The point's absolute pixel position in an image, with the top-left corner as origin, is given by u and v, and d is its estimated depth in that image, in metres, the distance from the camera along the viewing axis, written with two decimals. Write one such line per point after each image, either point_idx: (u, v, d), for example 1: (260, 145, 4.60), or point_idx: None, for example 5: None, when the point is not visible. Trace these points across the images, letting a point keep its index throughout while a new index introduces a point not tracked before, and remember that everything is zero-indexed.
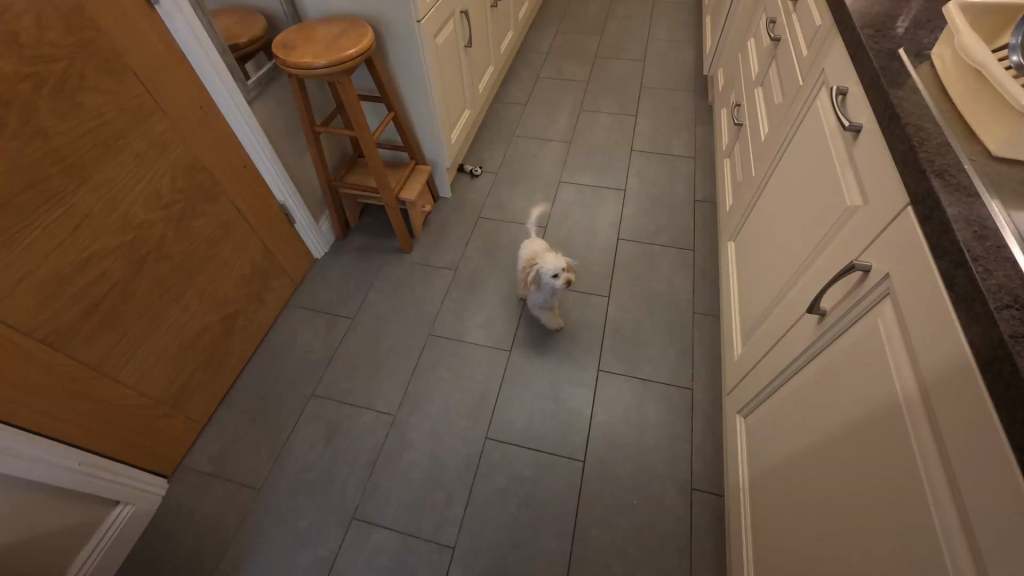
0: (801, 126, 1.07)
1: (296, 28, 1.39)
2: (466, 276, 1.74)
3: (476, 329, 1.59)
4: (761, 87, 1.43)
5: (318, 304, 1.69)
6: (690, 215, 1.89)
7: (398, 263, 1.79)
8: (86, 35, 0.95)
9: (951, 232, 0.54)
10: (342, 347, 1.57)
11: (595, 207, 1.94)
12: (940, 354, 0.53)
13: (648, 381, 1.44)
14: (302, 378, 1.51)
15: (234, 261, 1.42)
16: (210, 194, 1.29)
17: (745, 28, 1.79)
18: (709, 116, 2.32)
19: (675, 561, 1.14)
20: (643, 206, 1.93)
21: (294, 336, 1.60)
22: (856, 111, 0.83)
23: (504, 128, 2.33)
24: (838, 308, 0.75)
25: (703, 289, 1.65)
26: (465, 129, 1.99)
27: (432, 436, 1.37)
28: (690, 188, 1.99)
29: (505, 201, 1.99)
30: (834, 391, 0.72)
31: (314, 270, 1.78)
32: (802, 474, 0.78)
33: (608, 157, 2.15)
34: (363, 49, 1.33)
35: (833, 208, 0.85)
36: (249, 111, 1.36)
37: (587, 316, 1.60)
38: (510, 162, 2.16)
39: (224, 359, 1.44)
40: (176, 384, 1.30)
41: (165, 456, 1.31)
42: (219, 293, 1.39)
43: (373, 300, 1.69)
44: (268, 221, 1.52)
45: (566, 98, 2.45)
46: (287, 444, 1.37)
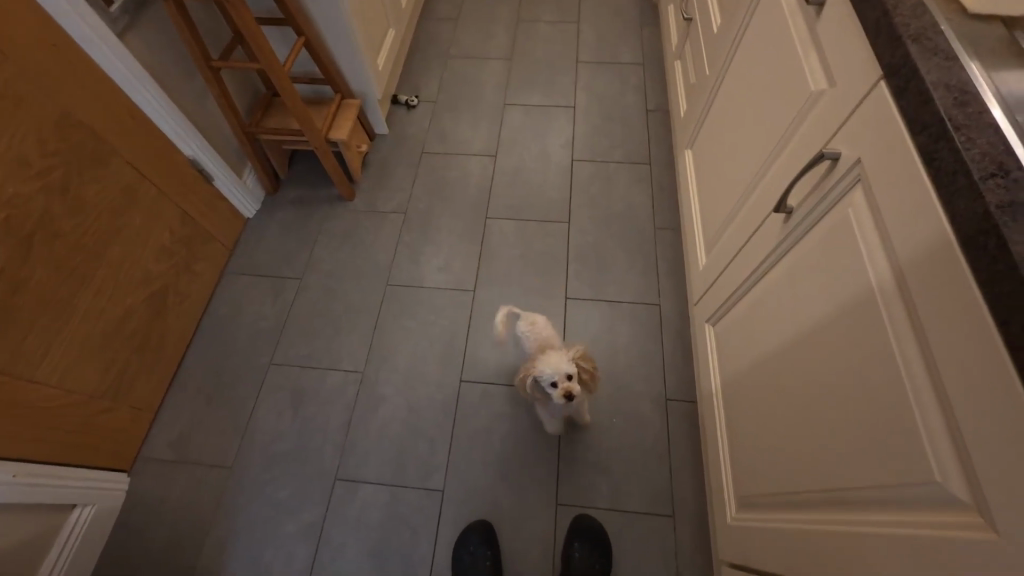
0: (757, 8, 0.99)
1: None
2: (417, 219, 1.62)
3: (436, 272, 1.51)
4: None
5: (259, 268, 1.54)
6: (643, 126, 1.80)
7: (341, 214, 1.64)
8: None
9: (931, 102, 0.49)
10: (294, 310, 1.46)
11: (545, 128, 1.81)
12: (919, 235, 0.50)
13: (617, 304, 1.43)
14: (256, 349, 1.40)
15: (149, 230, 1.24)
16: (97, 154, 1.09)
17: None
18: (654, 15, 2.16)
19: (655, 467, 1.19)
20: (595, 123, 1.82)
21: (238, 306, 1.47)
22: None
23: (436, 48, 2.10)
24: (805, 204, 0.73)
25: (662, 202, 1.61)
26: (391, 52, 1.76)
27: (406, 388, 1.33)
28: (641, 97, 1.88)
29: (448, 131, 1.82)
30: (806, 290, 0.71)
31: (248, 231, 1.62)
32: (775, 372, 0.79)
33: (553, 71, 1.99)
34: None
35: (797, 96, 0.79)
36: (121, 46, 1.12)
37: (550, 246, 1.54)
38: (448, 88, 1.96)
39: (162, 340, 1.31)
40: (111, 375, 1.18)
41: (118, 449, 1.21)
42: (138, 270, 1.23)
43: (320, 257, 1.56)
44: (179, 181, 1.33)
45: (500, 8, 2.22)
46: (251, 419, 1.30)
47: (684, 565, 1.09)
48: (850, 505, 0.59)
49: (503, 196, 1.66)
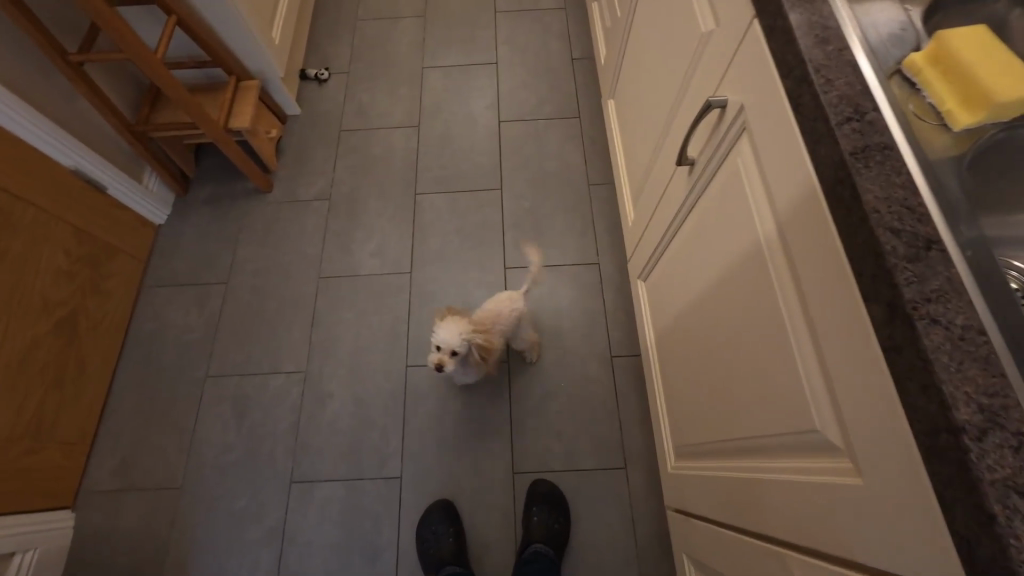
0: None
1: None
2: (343, 203, 1.54)
3: (369, 258, 1.45)
4: None
5: (179, 277, 1.44)
6: (570, 77, 1.72)
7: (260, 208, 1.54)
8: None
9: (794, 42, 0.47)
10: (224, 316, 1.39)
11: (468, 90, 1.72)
12: (791, 186, 0.49)
13: (557, 268, 1.41)
14: (189, 362, 1.33)
15: (37, 257, 1.12)
16: None
17: None
18: None
19: (605, 423, 1.23)
20: (520, 78, 1.73)
21: (162, 320, 1.39)
22: None
23: (342, 11, 1.92)
24: (703, 155, 0.70)
25: (594, 157, 1.57)
26: (287, 22, 1.60)
27: (352, 381, 1.30)
28: (565, 45, 1.79)
29: (366, 103, 1.70)
30: (710, 243, 0.71)
31: (162, 238, 1.50)
32: (692, 326, 0.80)
33: (471, 25, 1.86)
34: None
35: (691, 37, 0.75)
36: None
37: (485, 216, 1.50)
38: (360, 54, 1.82)
39: (83, 368, 1.23)
40: (26, 415, 1.09)
41: (58, 487, 1.16)
42: (35, 299, 1.12)
43: (244, 257, 1.47)
44: (63, 196, 1.20)
45: None
46: (195, 435, 1.26)
47: (638, 511, 1.14)
48: (757, 451, 0.61)
49: (431, 168, 1.58)
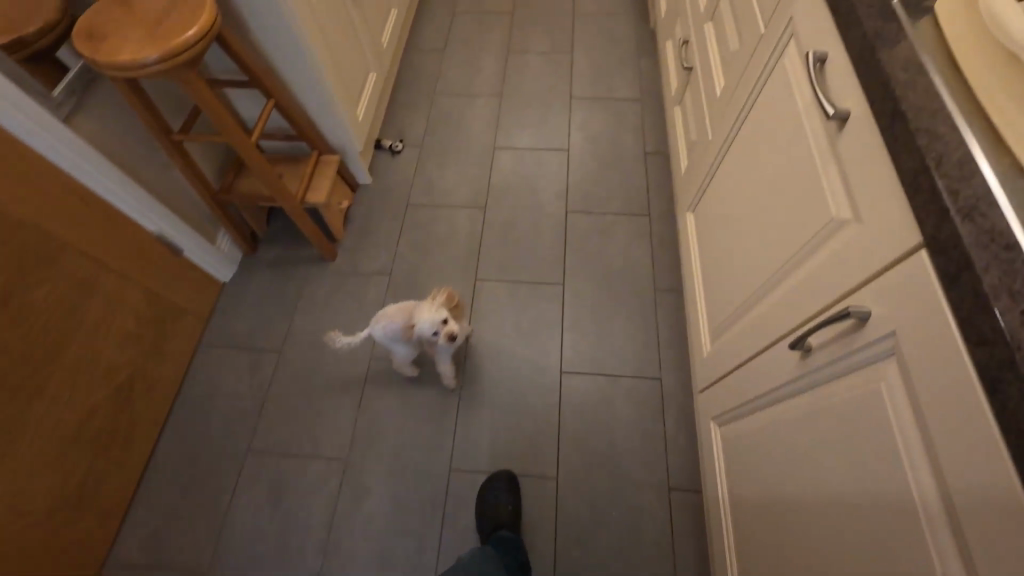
0: (765, 87, 0.89)
1: (108, 3, 1.02)
2: (403, 280, 1.53)
3: None
4: (712, 23, 1.21)
5: (236, 339, 1.45)
6: (642, 172, 1.70)
7: (323, 276, 1.55)
8: None
9: (993, 313, 0.40)
10: (273, 387, 1.37)
11: (537, 175, 1.72)
12: (978, 480, 0.42)
13: (614, 377, 1.35)
14: (233, 433, 1.31)
15: (110, 321, 1.15)
16: (43, 256, 0.99)
17: None
18: (652, 45, 2.05)
19: (658, 567, 1.12)
20: (591, 168, 1.72)
21: (214, 384, 1.38)
22: (840, 89, 0.64)
23: (422, 83, 1.99)
24: (826, 351, 0.64)
25: (662, 259, 1.52)
26: (372, 99, 1.66)
27: (392, 477, 1.25)
28: (639, 138, 1.78)
29: (435, 179, 1.73)
30: (828, 458, 0.64)
31: (225, 296, 1.52)
32: (792, 522, 0.72)
33: (546, 109, 1.89)
34: (207, 28, 1.00)
35: (815, 213, 0.70)
36: (69, 131, 1.02)
37: (544, 310, 1.46)
38: (435, 129, 1.86)
39: (131, 432, 1.23)
40: (73, 483, 1.10)
41: (86, 556, 1.14)
42: (99, 365, 1.13)
43: (300, 326, 1.47)
44: (145, 262, 1.23)
45: (489, 39, 2.12)
46: (228, 513, 1.22)
47: None
48: None
49: (494, 253, 1.57)
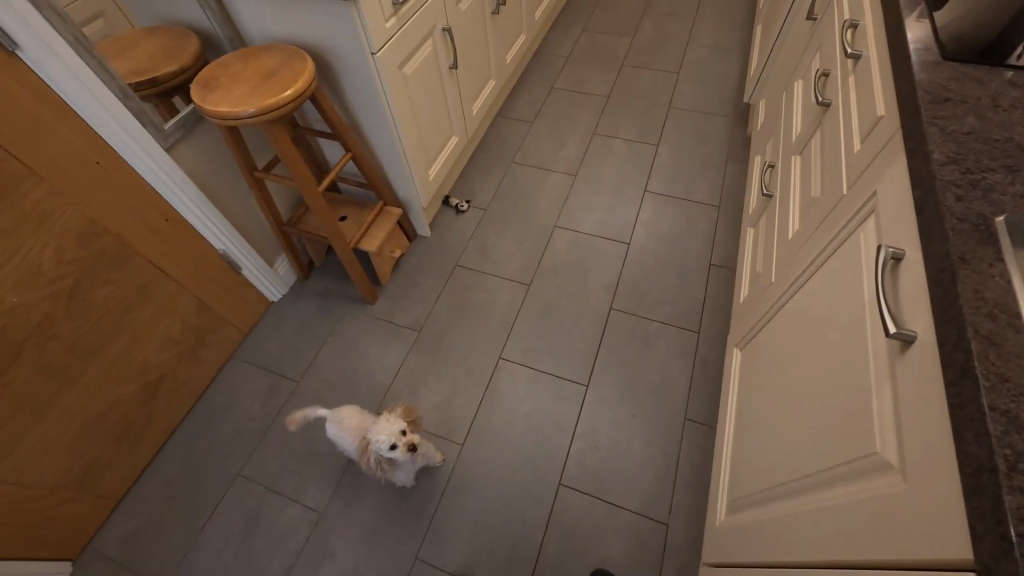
0: (834, 254, 0.79)
1: (232, 57, 1.16)
2: (430, 340, 1.53)
3: (429, 409, 1.40)
4: (801, 158, 1.12)
5: (266, 359, 1.51)
6: (702, 283, 1.58)
7: (358, 317, 1.60)
8: None
9: None
10: (281, 416, 1.40)
11: (589, 262, 1.67)
12: None
13: (615, 507, 1.21)
14: (232, 453, 1.35)
15: (157, 323, 1.26)
16: (116, 259, 1.12)
17: (793, 64, 1.44)
18: (745, 151, 1.96)
19: None
20: (647, 268, 1.64)
21: (232, 398, 1.44)
22: (911, 303, 0.53)
23: (504, 149, 2.05)
24: None
25: (701, 386, 1.38)
26: (449, 160, 1.73)
27: (359, 546, 1.20)
28: (707, 247, 1.67)
29: (488, 246, 1.74)
30: None
31: (269, 315, 1.61)
32: None
33: (616, 196, 1.85)
34: (300, 91, 1.10)
35: (862, 437, 0.57)
36: (170, 158, 1.16)
37: (559, 410, 1.37)
38: (503, 196, 1.89)
39: (147, 427, 1.31)
40: (79, 466, 1.17)
41: (70, 537, 1.20)
42: (136, 362, 1.23)
43: (324, 361, 1.51)
44: (203, 275, 1.34)
45: (579, 118, 2.16)
46: (200, 533, 1.24)
47: None
48: None
49: (525, 334, 1.52)
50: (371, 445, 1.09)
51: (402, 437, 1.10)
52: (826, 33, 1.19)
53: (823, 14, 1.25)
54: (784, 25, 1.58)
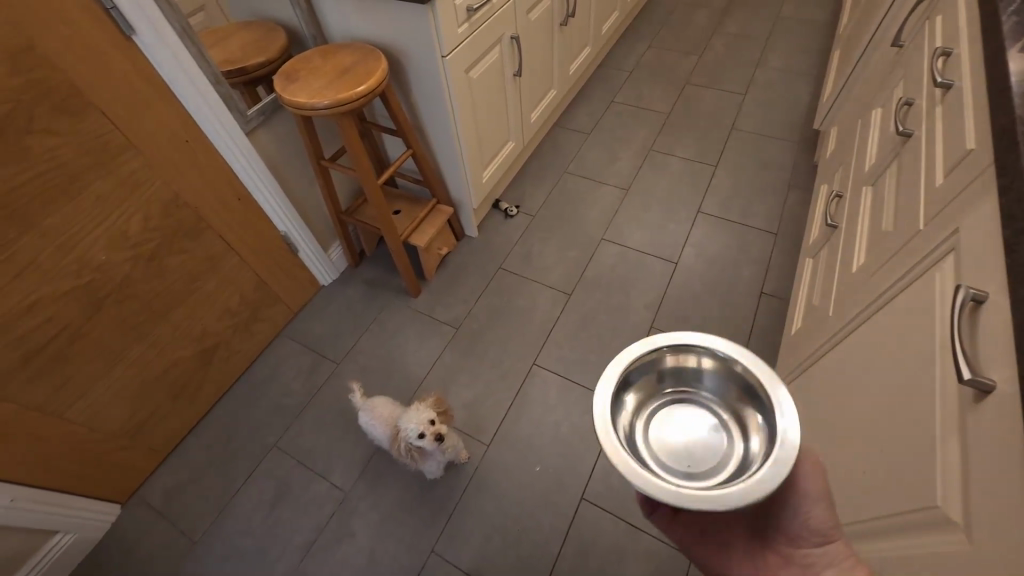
0: (902, 292, 0.74)
1: (314, 54, 1.24)
2: (466, 338, 1.55)
3: (459, 406, 1.42)
4: (873, 188, 1.06)
5: (311, 339, 1.58)
6: (751, 312, 1.52)
7: (400, 309, 1.64)
8: (52, 83, 0.89)
9: None
10: (319, 394, 1.47)
11: (633, 278, 1.64)
12: None
13: (637, 531, 1.17)
14: (271, 424, 1.42)
15: (220, 294, 1.35)
16: (191, 230, 1.21)
17: (872, 91, 1.37)
18: (809, 179, 1.87)
19: None
20: (694, 290, 1.59)
21: (276, 372, 1.52)
22: (992, 351, 0.49)
23: (558, 158, 2.06)
24: None
25: None
26: (503, 165, 1.76)
27: (379, 531, 1.23)
28: (759, 274, 1.61)
29: (533, 252, 1.75)
30: None
31: (318, 298, 1.68)
32: None
33: (668, 214, 1.82)
34: (371, 88, 1.16)
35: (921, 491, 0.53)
36: (248, 141, 1.25)
37: (588, 424, 1.35)
38: (552, 204, 1.90)
39: (199, 389, 1.40)
40: (137, 418, 1.27)
41: (122, 482, 1.30)
42: (197, 327, 1.32)
43: (364, 347, 1.56)
44: (265, 254, 1.43)
45: (637, 133, 2.14)
46: (234, 496, 1.31)
47: None
48: None
49: (560, 343, 1.51)
50: (401, 433, 1.11)
51: (430, 423, 1.11)
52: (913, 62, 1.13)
53: (911, 42, 1.18)
54: (866, 53, 1.50)
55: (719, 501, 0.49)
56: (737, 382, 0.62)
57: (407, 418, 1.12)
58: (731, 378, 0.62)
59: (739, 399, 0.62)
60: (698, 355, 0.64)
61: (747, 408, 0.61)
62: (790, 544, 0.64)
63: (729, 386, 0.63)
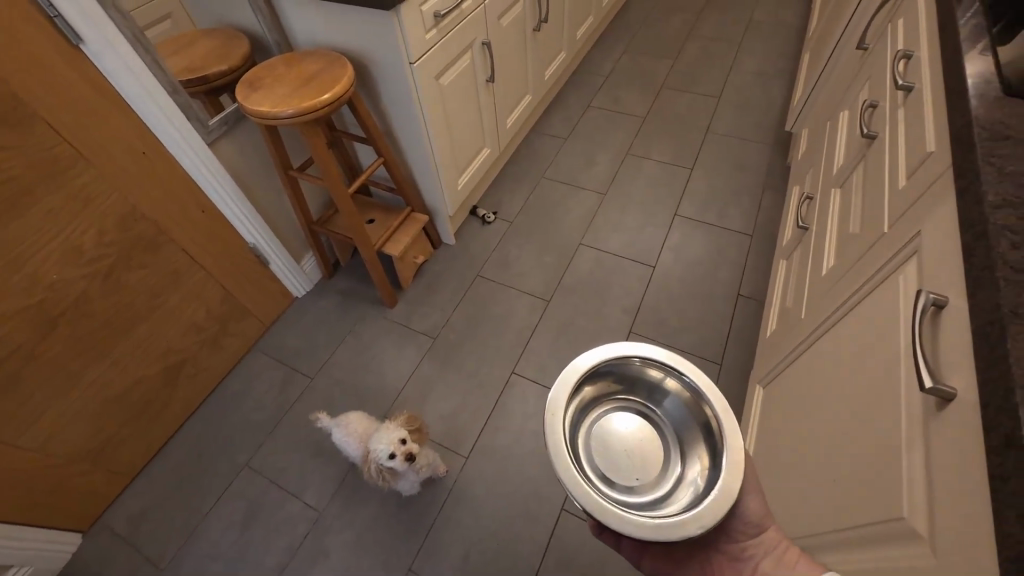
0: (868, 296, 0.74)
1: (277, 61, 1.21)
2: (444, 347, 1.52)
3: (437, 418, 1.39)
4: (841, 190, 1.06)
5: (284, 353, 1.54)
6: (728, 314, 1.52)
7: (376, 319, 1.61)
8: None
9: None
10: (292, 409, 1.42)
11: (611, 283, 1.64)
12: None
13: None
14: (242, 442, 1.37)
15: (184, 308, 1.30)
16: (151, 244, 1.17)
17: (839, 93, 1.38)
18: (783, 180, 1.89)
19: None
20: (672, 294, 1.59)
21: (247, 387, 1.47)
22: (954, 358, 0.49)
23: (535, 163, 2.05)
24: None
25: None
26: (479, 171, 1.74)
27: (355, 550, 1.19)
28: (736, 276, 1.61)
29: (511, 258, 1.73)
30: None
31: (291, 310, 1.64)
32: None
33: (646, 218, 1.82)
34: (337, 95, 1.14)
35: (889, 500, 0.53)
36: (211, 151, 1.21)
37: None
38: (530, 209, 1.89)
39: (165, 408, 1.35)
40: (98, 440, 1.21)
41: (83, 509, 1.24)
42: (161, 344, 1.27)
43: (339, 360, 1.52)
44: (232, 266, 1.39)
45: (614, 137, 2.14)
46: (203, 520, 1.26)
47: None
48: None
49: (539, 351, 1.49)
50: (372, 452, 1.08)
51: (401, 444, 1.07)
52: (877, 66, 1.14)
53: (875, 45, 1.20)
54: (834, 56, 1.52)
55: (679, 530, 0.56)
56: (695, 416, 0.70)
57: (379, 436, 1.08)
58: (692, 408, 0.70)
59: (692, 428, 0.70)
60: (663, 375, 0.72)
61: (696, 437, 0.69)
62: (730, 540, 0.69)
63: (685, 413, 0.71)
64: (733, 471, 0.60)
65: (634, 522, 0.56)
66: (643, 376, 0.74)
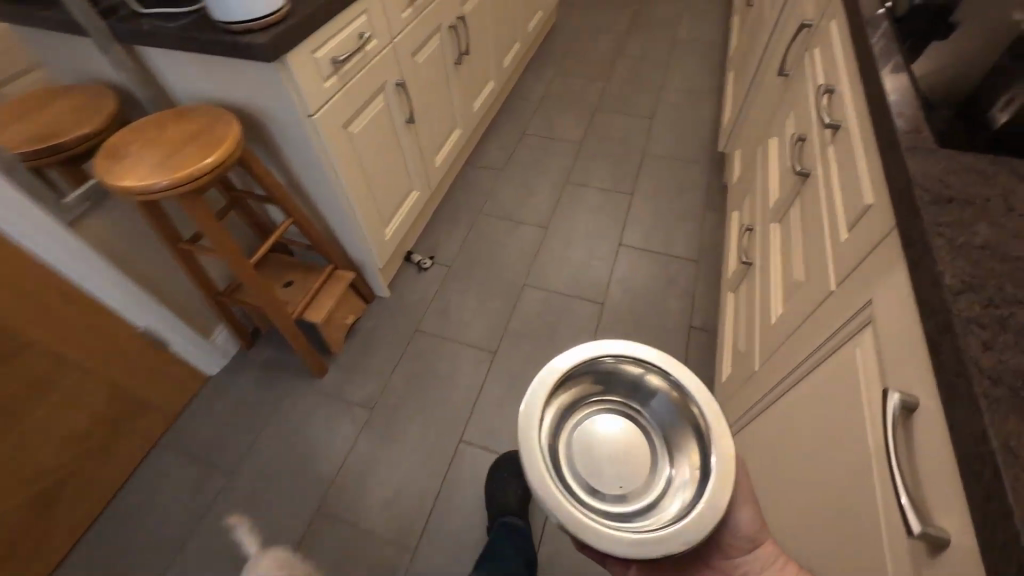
0: (825, 364, 0.67)
1: (149, 122, 1.04)
2: (384, 418, 1.37)
3: (379, 505, 1.23)
4: (780, 226, 1.02)
5: (196, 445, 1.34)
6: (682, 348, 1.47)
7: (305, 392, 1.43)
8: None
9: None
10: (208, 515, 1.22)
11: (560, 325, 1.54)
12: None
13: None
14: (146, 565, 1.16)
15: (57, 418, 1.09)
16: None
17: (766, 117, 1.37)
18: (722, 200, 1.89)
19: None
20: (624, 331, 1.52)
21: (152, 494, 1.26)
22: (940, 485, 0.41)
23: (472, 198, 1.95)
24: None
25: None
26: (409, 216, 1.62)
27: None
28: (686, 306, 1.56)
29: (453, 307, 1.61)
30: None
31: (204, 391, 1.44)
32: None
33: (590, 250, 1.75)
34: (222, 159, 0.98)
35: None
36: (72, 233, 1.02)
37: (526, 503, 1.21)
38: (470, 250, 1.77)
39: (41, 538, 1.12)
40: None
41: None
42: (27, 466, 1.05)
43: (263, 447, 1.33)
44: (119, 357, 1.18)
45: (551, 165, 2.08)
46: None
47: None
48: None
49: (489, 411, 1.37)
50: None
51: None
52: (803, 93, 1.11)
53: (795, 72, 1.18)
54: (757, 78, 1.52)
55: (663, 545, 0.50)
56: (682, 413, 0.60)
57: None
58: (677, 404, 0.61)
59: (677, 424, 0.61)
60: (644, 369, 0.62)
61: (682, 433, 0.61)
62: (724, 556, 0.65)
63: (671, 408, 0.62)
64: (727, 475, 0.53)
65: (615, 539, 0.50)
66: (620, 372, 0.63)
